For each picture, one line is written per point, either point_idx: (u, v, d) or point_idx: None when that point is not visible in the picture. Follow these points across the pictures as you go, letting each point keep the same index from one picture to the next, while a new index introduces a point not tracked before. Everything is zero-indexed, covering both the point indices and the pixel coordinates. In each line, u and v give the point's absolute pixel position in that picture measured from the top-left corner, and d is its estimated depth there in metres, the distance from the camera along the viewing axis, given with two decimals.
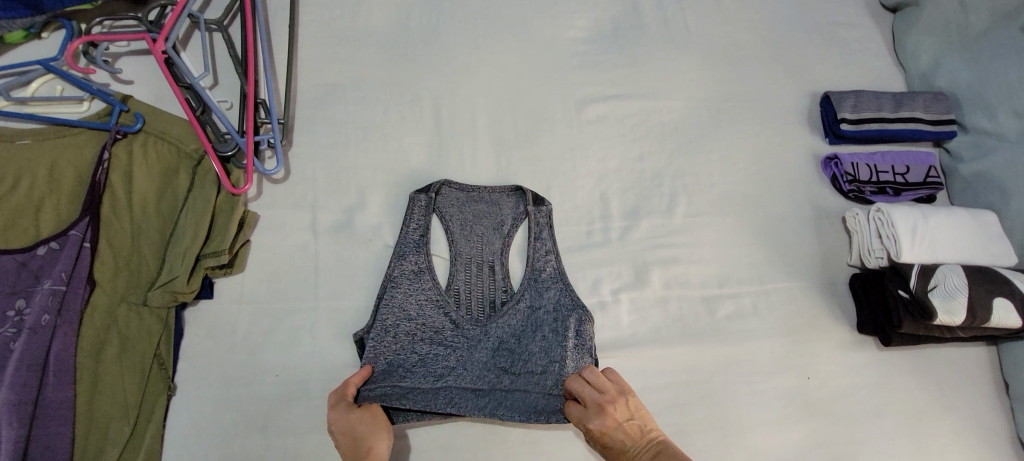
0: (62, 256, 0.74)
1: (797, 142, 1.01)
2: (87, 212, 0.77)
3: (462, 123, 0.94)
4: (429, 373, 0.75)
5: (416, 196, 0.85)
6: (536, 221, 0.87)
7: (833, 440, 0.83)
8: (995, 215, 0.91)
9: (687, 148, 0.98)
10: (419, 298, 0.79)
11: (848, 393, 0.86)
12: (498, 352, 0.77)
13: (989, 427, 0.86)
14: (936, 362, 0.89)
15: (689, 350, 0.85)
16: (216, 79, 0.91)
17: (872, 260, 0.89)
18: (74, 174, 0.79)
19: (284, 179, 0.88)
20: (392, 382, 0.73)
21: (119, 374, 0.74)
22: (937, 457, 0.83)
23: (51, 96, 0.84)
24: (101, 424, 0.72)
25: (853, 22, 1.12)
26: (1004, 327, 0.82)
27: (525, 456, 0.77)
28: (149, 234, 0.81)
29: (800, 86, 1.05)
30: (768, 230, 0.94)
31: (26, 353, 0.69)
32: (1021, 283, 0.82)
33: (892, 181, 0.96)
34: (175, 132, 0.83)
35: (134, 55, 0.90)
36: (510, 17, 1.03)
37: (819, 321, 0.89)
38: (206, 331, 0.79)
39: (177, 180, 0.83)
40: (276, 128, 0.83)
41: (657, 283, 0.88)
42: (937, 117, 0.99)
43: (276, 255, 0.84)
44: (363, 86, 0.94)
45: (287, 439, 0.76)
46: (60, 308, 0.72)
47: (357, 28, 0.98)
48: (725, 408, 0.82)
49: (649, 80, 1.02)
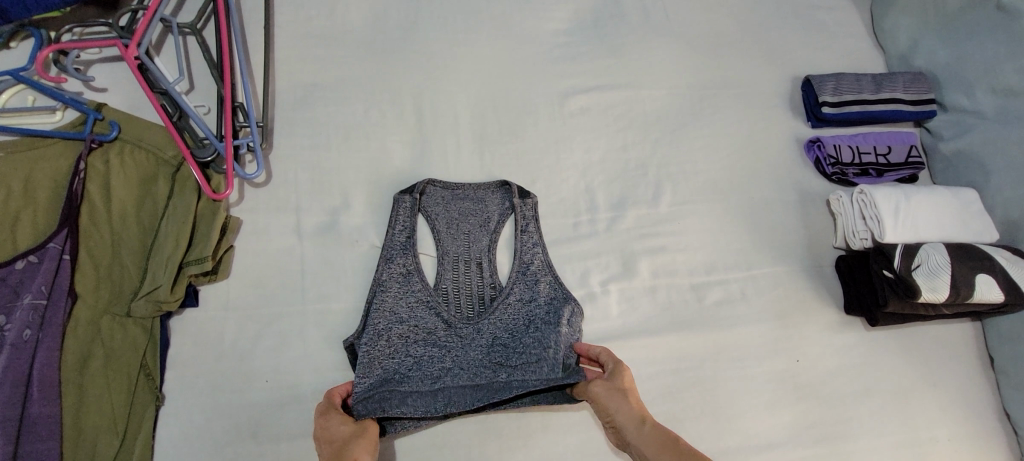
0: (41, 270, 0.73)
1: (780, 127, 1.01)
2: (65, 224, 0.76)
3: (444, 119, 0.94)
4: (425, 375, 0.74)
5: (400, 197, 0.85)
6: (522, 215, 0.87)
7: (823, 420, 0.84)
8: (976, 192, 0.92)
9: (671, 136, 0.98)
10: (410, 300, 0.78)
11: (836, 373, 0.86)
12: (493, 348, 0.77)
13: (976, 401, 0.88)
14: (923, 339, 0.90)
15: (679, 338, 0.85)
16: (192, 84, 0.90)
17: (856, 241, 0.90)
18: (50, 187, 0.78)
19: (266, 183, 0.87)
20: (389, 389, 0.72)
21: (106, 386, 0.73)
22: (925, 433, 0.84)
23: (22, 107, 0.82)
24: (90, 437, 0.71)
25: (831, 5, 1.13)
26: (987, 302, 0.83)
27: (520, 451, 0.77)
28: (129, 244, 0.79)
29: (781, 70, 1.05)
30: (754, 215, 0.94)
31: (9, 369, 0.68)
32: (1002, 259, 0.83)
33: (875, 162, 0.96)
34: (151, 139, 0.82)
35: (107, 62, 0.89)
36: (489, 11, 1.02)
37: (806, 303, 0.90)
38: (192, 339, 0.79)
39: (156, 188, 0.82)
40: (255, 131, 0.81)
41: (645, 272, 0.88)
42: (917, 97, 0.99)
43: (260, 260, 0.83)
44: (343, 86, 0.93)
45: (280, 444, 0.75)
46: (42, 322, 0.72)
47: (334, 27, 0.97)
48: (716, 393, 0.83)
49: (630, 70, 1.02)
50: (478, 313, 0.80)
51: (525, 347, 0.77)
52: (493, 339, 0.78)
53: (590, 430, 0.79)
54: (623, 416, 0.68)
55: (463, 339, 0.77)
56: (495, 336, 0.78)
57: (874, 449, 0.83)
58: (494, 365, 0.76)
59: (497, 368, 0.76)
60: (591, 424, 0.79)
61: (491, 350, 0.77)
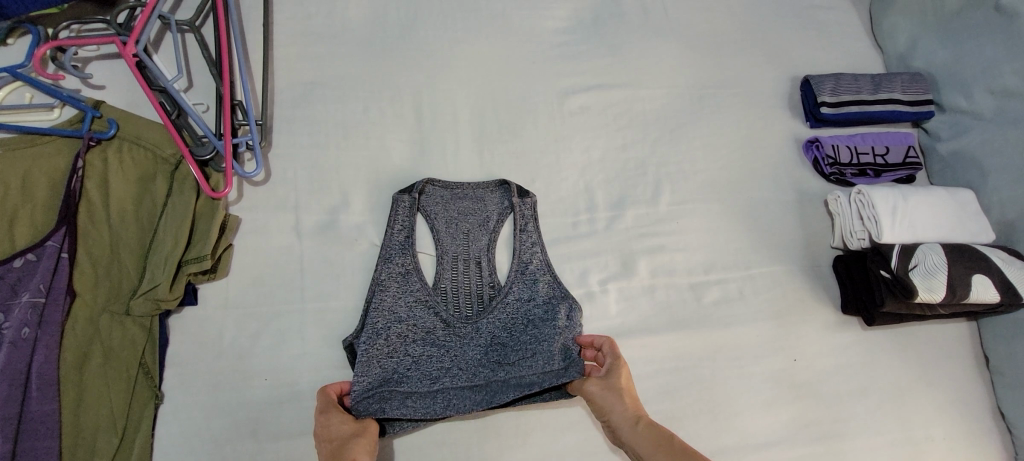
0: (40, 268, 0.73)
1: (779, 127, 1.02)
2: (64, 222, 0.75)
3: (444, 118, 0.94)
4: (425, 375, 0.74)
5: (399, 197, 0.84)
6: (522, 214, 0.87)
7: (820, 419, 0.84)
8: (972, 192, 0.92)
9: (670, 136, 0.98)
10: (409, 299, 0.78)
11: (834, 372, 0.87)
12: (492, 347, 0.77)
13: (971, 400, 0.88)
14: (919, 338, 0.90)
15: (678, 337, 0.85)
16: (191, 81, 0.90)
17: (854, 241, 0.90)
18: (48, 184, 0.78)
19: (265, 181, 0.87)
20: (389, 388, 0.73)
21: (105, 385, 0.73)
22: (920, 431, 0.85)
23: (20, 104, 0.82)
24: (89, 435, 0.71)
25: (831, 5, 1.13)
26: (983, 302, 0.84)
27: (519, 449, 0.77)
28: (128, 242, 0.79)
29: (780, 70, 1.06)
30: (752, 215, 0.95)
31: (7, 367, 0.68)
32: (998, 259, 0.84)
33: (873, 162, 0.97)
34: (150, 137, 0.82)
35: (105, 59, 0.88)
36: (489, 10, 1.02)
37: (804, 303, 0.90)
38: (191, 337, 0.79)
39: (154, 186, 0.82)
40: (254, 129, 0.81)
41: (644, 271, 0.89)
42: (916, 97, 1.00)
43: (260, 259, 0.83)
44: (343, 84, 0.93)
45: (280, 443, 0.75)
46: (41, 320, 0.71)
47: (333, 25, 0.97)
48: (714, 392, 0.83)
49: (630, 69, 1.02)
50: (477, 312, 0.80)
51: (523, 346, 0.77)
52: (492, 338, 0.78)
53: (588, 428, 0.79)
54: (619, 416, 0.69)
55: (462, 338, 0.77)
56: (494, 335, 0.78)
57: (870, 447, 0.84)
58: (493, 364, 0.76)
59: (496, 367, 0.76)
60: (589, 423, 0.80)
61: (490, 349, 0.77)
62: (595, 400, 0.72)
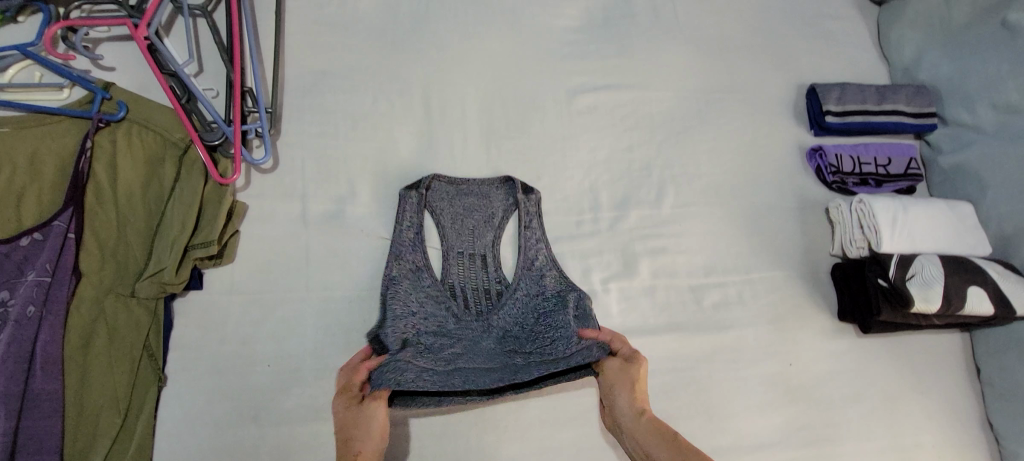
0: (46, 247, 0.73)
1: (783, 134, 1.03)
2: (71, 202, 0.75)
3: (452, 112, 0.94)
4: (439, 357, 0.72)
5: (406, 194, 0.85)
6: (525, 211, 0.88)
7: (812, 423, 0.86)
8: (971, 206, 0.93)
9: (675, 138, 0.99)
10: (421, 290, 0.79)
11: (828, 378, 0.88)
12: (504, 339, 0.78)
13: (962, 410, 0.90)
14: (913, 348, 0.92)
15: (677, 338, 0.87)
16: (201, 66, 0.90)
17: (853, 250, 0.91)
18: (57, 163, 0.78)
19: (273, 169, 0.87)
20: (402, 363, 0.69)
21: (108, 365, 0.73)
22: (910, 438, 0.87)
23: (29, 83, 0.82)
24: (92, 415, 0.72)
25: (839, 14, 1.13)
26: (977, 314, 0.85)
27: (517, 443, 0.78)
28: (135, 225, 0.80)
29: (786, 78, 1.06)
30: (754, 220, 0.96)
31: (12, 344, 0.69)
32: (993, 273, 0.85)
33: (875, 172, 0.98)
34: (160, 121, 0.82)
35: (115, 40, 0.88)
36: (501, 6, 1.02)
37: (802, 309, 0.92)
38: (196, 321, 0.79)
39: (163, 169, 0.82)
40: (264, 117, 0.82)
41: (645, 272, 0.90)
42: (919, 109, 1.01)
43: (266, 246, 0.83)
44: (352, 75, 0.93)
45: (280, 429, 0.76)
46: (46, 299, 0.72)
47: (345, 15, 0.97)
48: (710, 394, 0.85)
49: (638, 71, 1.02)
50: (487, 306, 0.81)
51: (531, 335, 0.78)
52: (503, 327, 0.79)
53: (586, 425, 0.80)
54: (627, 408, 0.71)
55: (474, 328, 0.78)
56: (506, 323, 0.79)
57: (861, 452, 0.85)
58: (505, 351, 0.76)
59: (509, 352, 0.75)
60: (586, 420, 0.81)
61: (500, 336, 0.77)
62: (610, 381, 0.73)
